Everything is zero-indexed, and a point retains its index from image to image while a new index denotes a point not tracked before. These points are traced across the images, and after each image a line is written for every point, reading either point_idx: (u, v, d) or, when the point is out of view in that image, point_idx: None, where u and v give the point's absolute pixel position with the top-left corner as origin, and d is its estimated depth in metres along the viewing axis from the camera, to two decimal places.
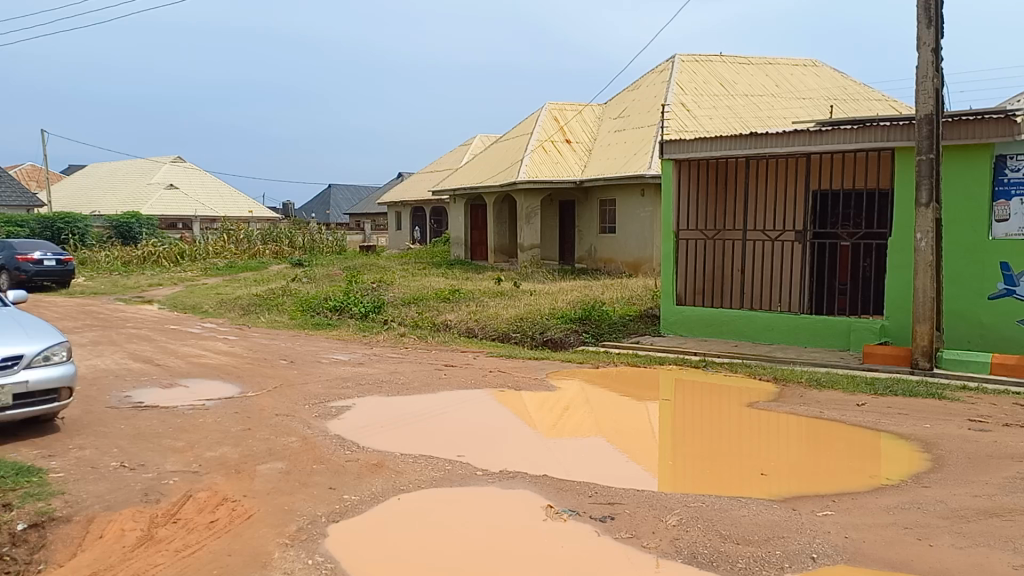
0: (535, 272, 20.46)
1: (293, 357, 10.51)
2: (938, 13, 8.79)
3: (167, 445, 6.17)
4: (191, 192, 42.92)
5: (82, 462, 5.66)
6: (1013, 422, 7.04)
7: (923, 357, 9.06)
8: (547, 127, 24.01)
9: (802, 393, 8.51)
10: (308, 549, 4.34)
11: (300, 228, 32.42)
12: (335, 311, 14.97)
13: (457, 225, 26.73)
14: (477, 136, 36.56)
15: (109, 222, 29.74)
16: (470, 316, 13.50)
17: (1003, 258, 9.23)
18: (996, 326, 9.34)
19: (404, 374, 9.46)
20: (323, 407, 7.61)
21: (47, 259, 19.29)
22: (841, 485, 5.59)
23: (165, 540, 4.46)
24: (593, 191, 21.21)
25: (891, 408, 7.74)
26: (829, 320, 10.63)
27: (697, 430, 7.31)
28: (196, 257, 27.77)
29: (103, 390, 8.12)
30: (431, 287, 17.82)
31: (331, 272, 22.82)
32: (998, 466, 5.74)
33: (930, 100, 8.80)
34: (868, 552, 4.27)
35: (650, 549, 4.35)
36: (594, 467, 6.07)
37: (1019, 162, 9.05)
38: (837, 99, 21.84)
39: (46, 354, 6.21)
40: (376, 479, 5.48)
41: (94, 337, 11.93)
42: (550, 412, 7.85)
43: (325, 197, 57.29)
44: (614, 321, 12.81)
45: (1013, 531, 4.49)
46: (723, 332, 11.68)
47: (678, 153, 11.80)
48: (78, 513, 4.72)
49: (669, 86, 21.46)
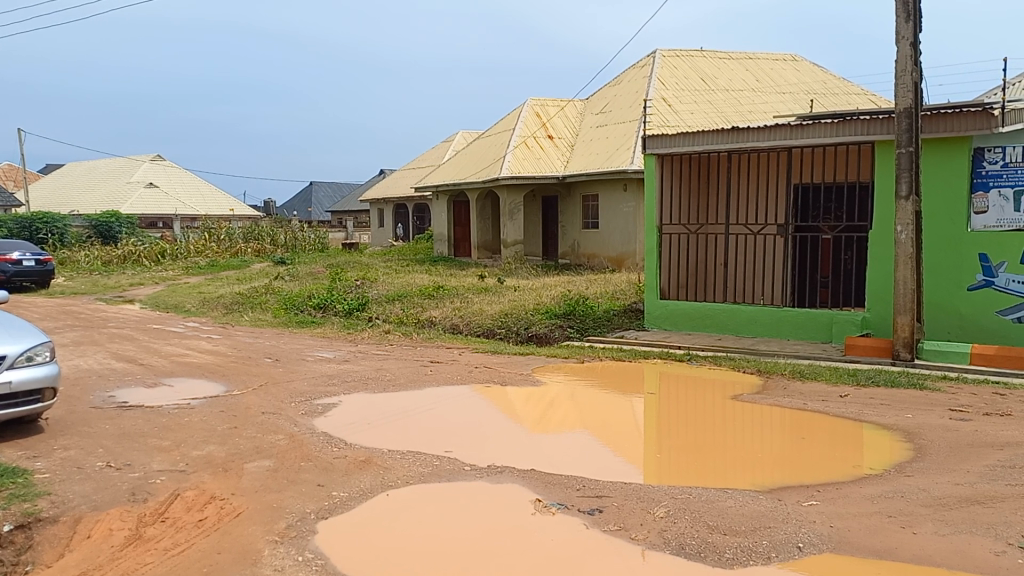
0: (520, 268, 20.47)
1: (277, 355, 10.46)
2: (916, 7, 8.90)
3: (153, 445, 6.13)
4: (171, 190, 42.54)
5: (67, 462, 5.61)
6: (993, 412, 7.17)
7: (904, 348, 9.19)
8: (529, 123, 24.02)
9: (786, 386, 8.60)
10: (298, 546, 4.34)
11: (282, 226, 32.25)
12: (318, 309, 14.90)
13: (439, 221, 26.69)
14: (459, 133, 36.56)
15: (88, 222, 29.43)
16: (455, 313, 13.49)
17: (981, 250, 9.38)
18: (976, 317, 9.49)
19: (390, 370, 9.45)
20: (310, 405, 7.59)
21: (26, 259, 19.04)
22: (824, 475, 5.67)
23: (154, 539, 4.44)
24: (575, 187, 21.25)
25: (873, 399, 7.85)
26: (812, 313, 10.74)
27: (683, 423, 7.38)
28: (177, 256, 27.53)
29: (86, 391, 8.04)
30: (415, 283, 17.79)
31: (314, 270, 22.71)
32: (979, 454, 5.84)
33: (909, 94, 8.90)
34: (852, 540, 4.34)
35: (639, 541, 4.39)
36: (580, 461, 6.10)
37: (995, 154, 9.21)
38: (817, 93, 22.02)
39: (29, 355, 6.15)
40: (364, 475, 5.48)
41: (75, 337, 11.80)
42: (536, 407, 7.89)
43: (306, 194, 56.93)
44: (598, 316, 12.86)
45: (994, 517, 4.58)
46: (706, 326, 11.76)
47: (660, 148, 11.86)
48: (64, 513, 4.69)
49: (651, 81, 21.53)
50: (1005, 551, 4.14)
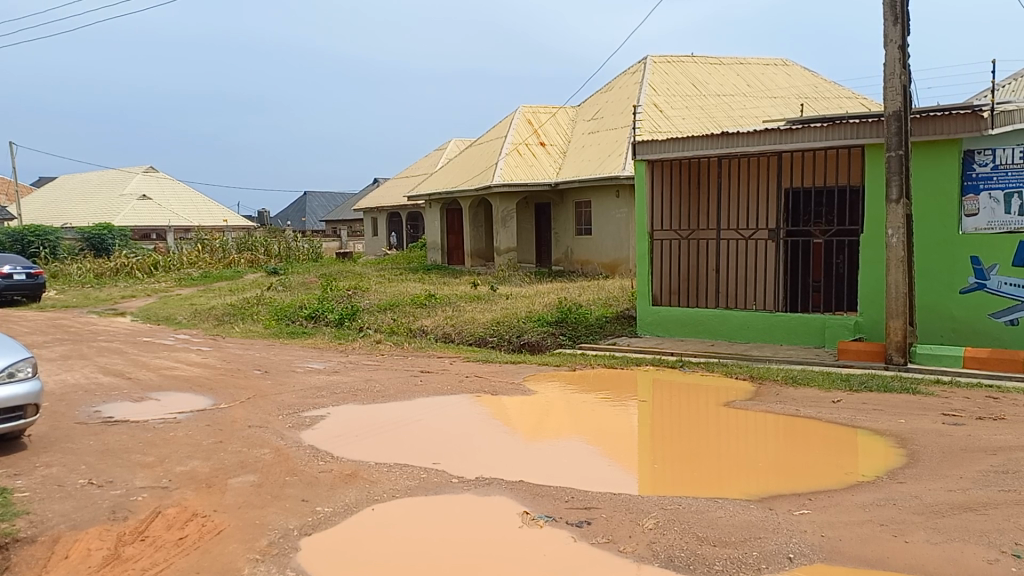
0: (513, 275, 20.43)
1: (267, 367, 10.37)
2: (903, 9, 8.88)
3: (136, 461, 6.04)
4: (163, 202, 42.45)
5: (48, 480, 5.52)
6: (987, 416, 7.12)
7: (897, 351, 9.13)
8: (522, 130, 24.00)
9: (778, 391, 8.54)
10: (279, 564, 4.26)
11: (275, 236, 32.12)
12: (310, 320, 14.82)
13: (433, 229, 26.64)
14: (452, 141, 36.64)
15: (80, 235, 29.26)
16: (447, 322, 13.41)
17: (973, 252, 9.35)
18: (969, 319, 9.44)
19: (380, 381, 9.37)
20: (298, 418, 7.51)
21: (17, 272, 18.96)
22: (818, 483, 5.59)
23: (132, 558, 4.35)
24: (568, 194, 21.23)
25: (866, 404, 7.80)
26: (804, 317, 10.70)
27: (676, 429, 7.31)
28: (170, 267, 27.42)
29: (72, 406, 7.92)
30: (407, 292, 17.70)
31: (307, 280, 22.68)
32: (972, 459, 5.79)
33: (898, 97, 8.89)
34: (844, 550, 4.27)
35: (627, 553, 4.31)
36: (570, 469, 6.02)
37: (986, 156, 9.22)
38: (807, 97, 22.06)
39: (11, 370, 6.05)
40: (349, 490, 5.40)
41: (64, 351, 11.69)
42: (529, 416, 7.82)
43: (301, 204, 56.84)
44: (590, 323, 12.81)
45: (987, 524, 4.52)
46: (698, 331, 11.71)
47: (650, 153, 11.83)
48: (43, 533, 4.60)
49: (642, 87, 21.56)
50: (998, 559, 4.08)
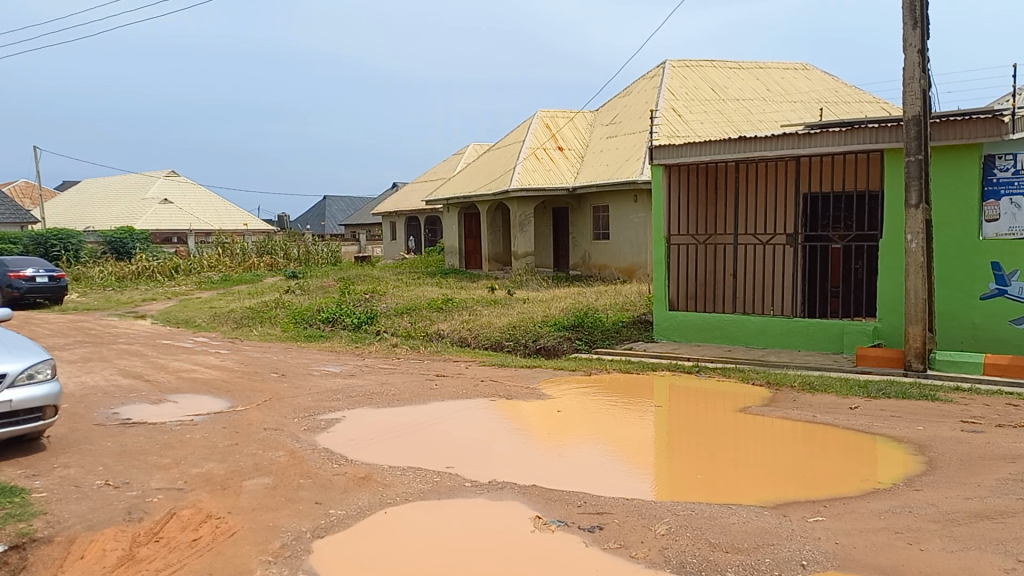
0: (530, 280, 20.40)
1: (284, 370, 10.44)
2: (923, 13, 8.79)
3: (153, 462, 6.10)
4: (185, 206, 42.97)
5: (66, 481, 5.59)
6: (1006, 423, 7.00)
7: (916, 357, 9.02)
8: (539, 135, 24.01)
9: (796, 397, 8.46)
10: (291, 565, 4.29)
11: (294, 240, 32.30)
12: (327, 324, 14.92)
13: (450, 233, 26.69)
14: (470, 145, 36.78)
15: (103, 238, 29.70)
16: (464, 326, 13.44)
17: (993, 258, 9.22)
18: (990, 327, 9.31)
19: (394, 385, 9.37)
20: (313, 420, 7.55)
21: (39, 276, 19.19)
22: (836, 490, 5.53)
23: (146, 559, 4.39)
24: (585, 198, 21.19)
25: (884, 410, 7.69)
26: (823, 323, 10.59)
27: (693, 434, 7.27)
28: (191, 270, 27.77)
29: (91, 408, 8.04)
30: (423, 296, 17.71)
31: (326, 284, 22.81)
32: (990, 468, 5.69)
33: (917, 101, 8.80)
34: (858, 557, 4.23)
35: (639, 559, 4.29)
36: (586, 475, 5.98)
37: (1007, 161, 9.05)
38: (828, 101, 21.90)
39: (30, 372, 6.14)
40: (362, 493, 5.43)
41: (84, 353, 11.84)
42: (545, 420, 7.82)
43: (320, 208, 57.29)
44: (607, 328, 12.76)
45: (1004, 533, 4.45)
46: (716, 337, 11.64)
47: (667, 158, 11.74)
48: (59, 533, 4.65)
49: (660, 91, 21.51)
50: (1014, 568, 4.02)
